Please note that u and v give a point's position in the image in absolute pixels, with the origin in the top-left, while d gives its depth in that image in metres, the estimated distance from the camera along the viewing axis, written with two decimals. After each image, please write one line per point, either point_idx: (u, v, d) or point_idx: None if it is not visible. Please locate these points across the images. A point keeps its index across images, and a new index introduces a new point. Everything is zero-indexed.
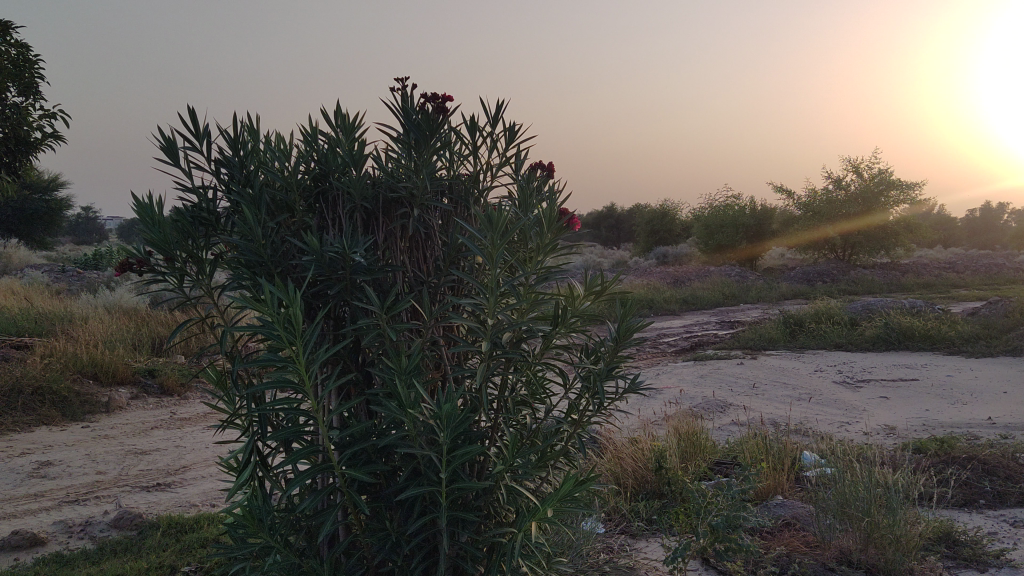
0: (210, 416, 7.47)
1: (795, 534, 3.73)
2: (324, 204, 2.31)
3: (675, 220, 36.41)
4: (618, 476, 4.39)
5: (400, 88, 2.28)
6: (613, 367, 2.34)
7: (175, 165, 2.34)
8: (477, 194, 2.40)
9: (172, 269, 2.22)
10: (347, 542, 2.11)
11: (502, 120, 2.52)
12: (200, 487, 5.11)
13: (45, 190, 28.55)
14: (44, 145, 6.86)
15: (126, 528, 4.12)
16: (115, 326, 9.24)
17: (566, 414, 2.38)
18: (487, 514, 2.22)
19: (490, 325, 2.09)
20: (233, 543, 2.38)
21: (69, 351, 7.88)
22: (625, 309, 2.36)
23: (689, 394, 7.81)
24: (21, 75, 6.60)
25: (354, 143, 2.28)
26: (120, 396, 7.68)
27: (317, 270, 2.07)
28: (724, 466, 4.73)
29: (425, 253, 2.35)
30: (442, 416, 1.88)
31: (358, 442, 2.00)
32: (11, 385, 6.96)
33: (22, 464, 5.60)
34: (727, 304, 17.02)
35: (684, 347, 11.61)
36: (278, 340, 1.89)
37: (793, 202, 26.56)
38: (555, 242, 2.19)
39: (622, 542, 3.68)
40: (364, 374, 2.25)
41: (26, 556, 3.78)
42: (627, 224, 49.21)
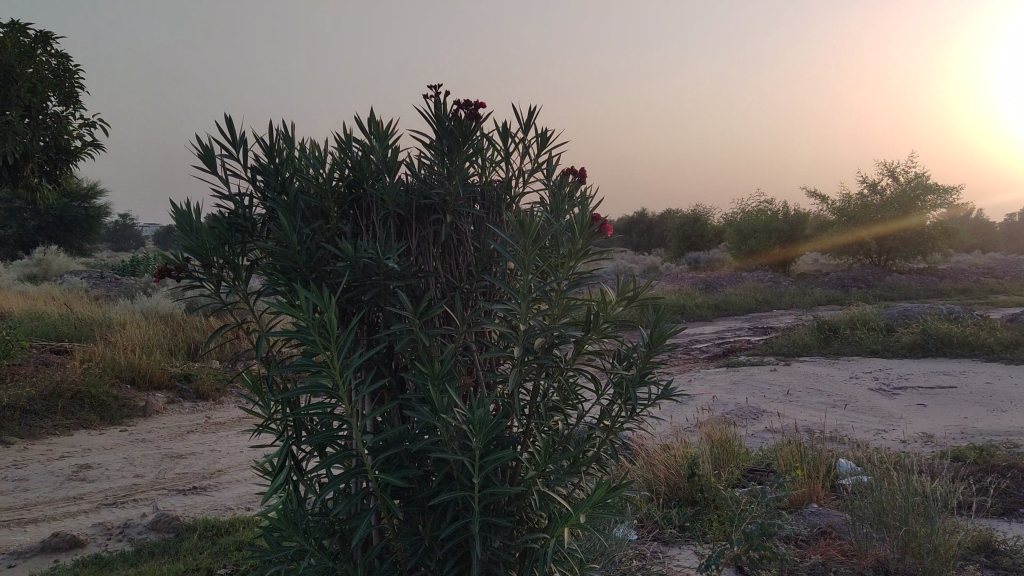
0: (244, 420, 7.54)
1: (831, 544, 3.68)
2: (358, 211, 2.33)
3: (707, 225, 36.16)
4: (651, 484, 4.36)
5: (434, 95, 2.30)
6: (646, 373, 2.33)
7: (213, 173, 2.38)
8: (509, 200, 2.41)
9: (209, 275, 2.25)
10: (381, 546, 2.13)
11: (534, 126, 2.53)
12: (236, 491, 5.16)
13: (84, 199, 29.12)
14: (84, 153, 6.98)
15: (163, 530, 4.17)
16: (152, 332, 9.38)
17: (598, 420, 2.37)
18: (519, 520, 2.22)
19: (522, 331, 2.09)
20: (268, 546, 2.40)
21: (107, 356, 8.01)
22: (658, 314, 2.34)
23: (723, 400, 7.75)
24: (62, 85, 6.73)
25: (387, 150, 2.30)
26: (157, 400, 7.78)
27: (351, 276, 2.09)
28: (758, 473, 4.68)
29: (458, 259, 2.37)
30: (475, 421, 1.89)
31: (391, 447, 2.01)
32: (51, 389, 7.09)
33: (62, 467, 5.70)
34: (759, 310, 16.86)
35: (717, 353, 11.53)
36: (313, 345, 1.91)
37: (827, 207, 26.26)
38: (587, 247, 2.18)
39: (656, 550, 3.66)
40: (397, 380, 2.26)
41: (65, 558, 3.84)
42: (658, 230, 49.05)
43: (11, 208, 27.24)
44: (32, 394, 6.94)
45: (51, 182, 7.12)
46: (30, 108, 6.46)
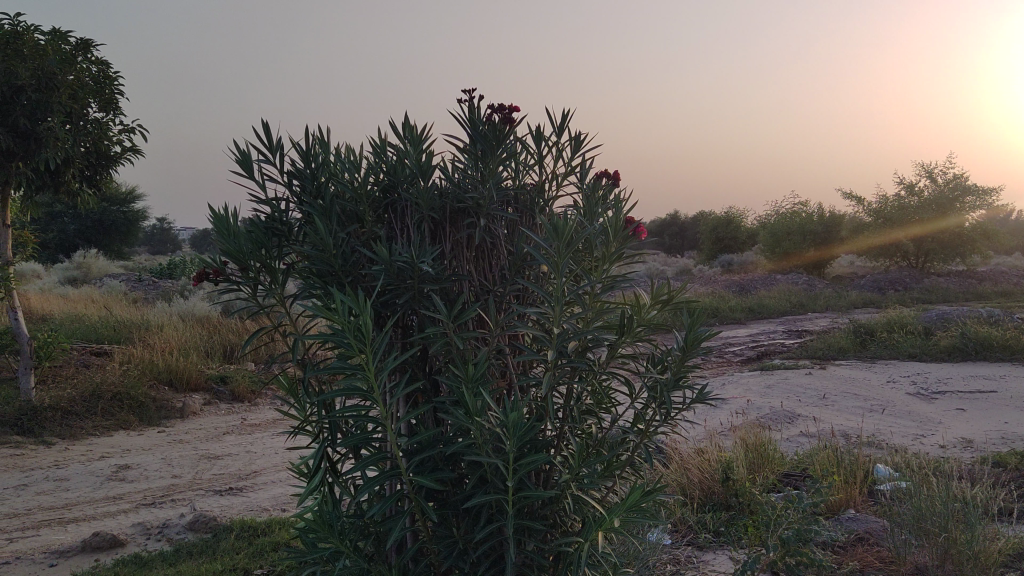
0: (280, 422, 7.62)
1: (869, 550, 3.64)
2: (392, 215, 2.35)
3: (741, 227, 35.89)
4: (685, 488, 4.33)
5: (468, 99, 2.32)
6: (681, 376, 2.31)
7: (250, 177, 2.41)
8: (543, 203, 2.42)
9: (246, 279, 2.27)
10: (415, 548, 2.13)
11: (568, 129, 2.53)
12: (271, 492, 5.21)
13: (123, 203, 29.65)
14: (123, 159, 7.10)
15: (201, 531, 4.22)
16: (189, 334, 9.51)
17: (632, 423, 2.36)
18: (553, 523, 2.22)
19: (556, 333, 2.09)
20: (304, 547, 2.42)
21: (146, 359, 8.13)
22: (692, 318, 2.32)
23: (758, 404, 7.68)
24: (102, 92, 6.86)
25: (421, 154, 2.31)
26: (193, 402, 7.87)
27: (386, 279, 2.11)
28: (794, 478, 4.63)
29: (491, 262, 2.37)
30: (509, 424, 1.89)
31: (425, 449, 2.02)
32: (91, 391, 7.21)
33: (102, 467, 5.79)
34: (795, 312, 16.69)
35: (751, 356, 11.45)
36: (348, 348, 1.92)
37: (863, 208, 25.92)
38: (620, 251, 2.17)
39: (690, 554, 3.64)
40: (431, 383, 2.27)
41: (106, 557, 3.91)
42: (691, 232, 48.77)
43: (53, 212, 27.81)
44: (72, 395, 7.06)
45: (91, 187, 7.25)
46: (71, 114, 6.58)
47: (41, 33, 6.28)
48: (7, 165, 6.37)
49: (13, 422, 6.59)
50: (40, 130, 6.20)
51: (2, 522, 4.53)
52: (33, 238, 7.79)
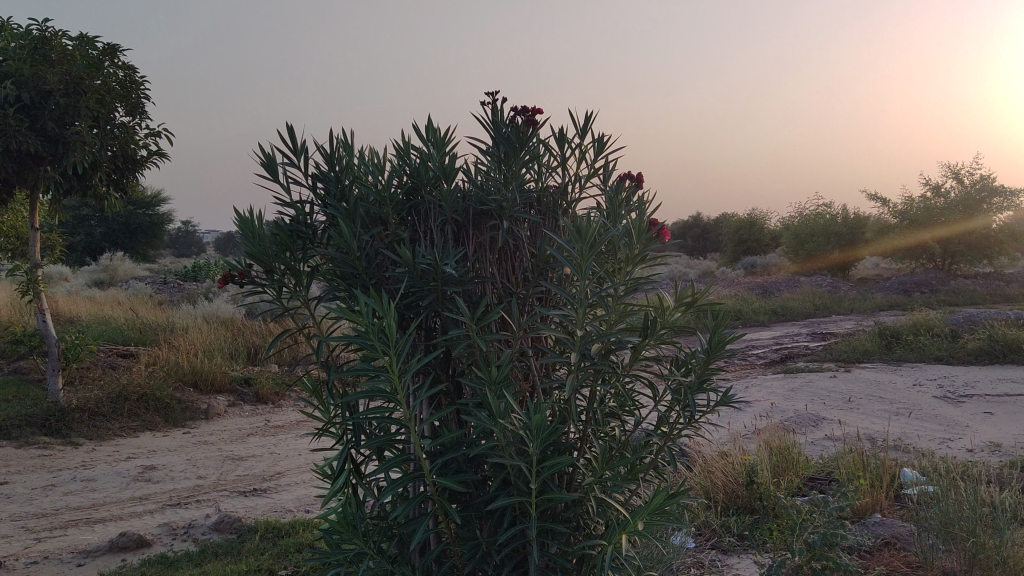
0: (303, 424, 7.66)
1: (895, 554, 3.60)
2: (416, 217, 2.36)
3: (764, 229, 35.67)
4: (709, 492, 4.31)
5: (491, 102, 2.32)
6: (705, 379, 2.30)
7: (275, 181, 2.43)
8: (565, 205, 2.41)
9: (271, 281, 2.28)
10: (439, 550, 2.14)
11: (591, 131, 2.53)
12: (295, 493, 5.24)
13: (148, 206, 29.98)
14: (149, 162, 7.17)
15: (226, 531, 4.25)
16: (213, 336, 9.59)
17: (656, 426, 2.36)
18: (576, 526, 2.22)
19: (579, 336, 2.09)
20: (328, 549, 2.43)
21: (171, 360, 8.21)
22: (716, 320, 2.31)
23: (782, 407, 7.63)
24: (128, 96, 6.94)
25: (445, 157, 2.32)
26: (218, 404, 7.93)
27: (409, 282, 2.11)
28: (819, 482, 4.59)
29: (513, 264, 2.37)
30: (533, 426, 1.89)
31: (449, 450, 2.03)
32: (118, 392, 7.28)
33: (129, 468, 5.85)
34: (819, 315, 16.55)
35: (775, 359, 11.37)
36: (372, 350, 1.93)
37: (888, 209, 25.66)
38: (644, 253, 2.17)
39: (714, 558, 3.62)
40: (454, 385, 2.28)
41: (133, 557, 3.95)
42: (714, 234, 48.54)
43: (80, 216, 28.15)
44: (100, 396, 7.13)
45: (118, 190, 7.33)
46: (98, 119, 6.65)
47: (69, 39, 6.35)
48: (36, 168, 6.45)
49: (41, 422, 6.67)
50: (68, 135, 6.27)
51: (31, 521, 4.59)
52: (61, 241, 7.89)
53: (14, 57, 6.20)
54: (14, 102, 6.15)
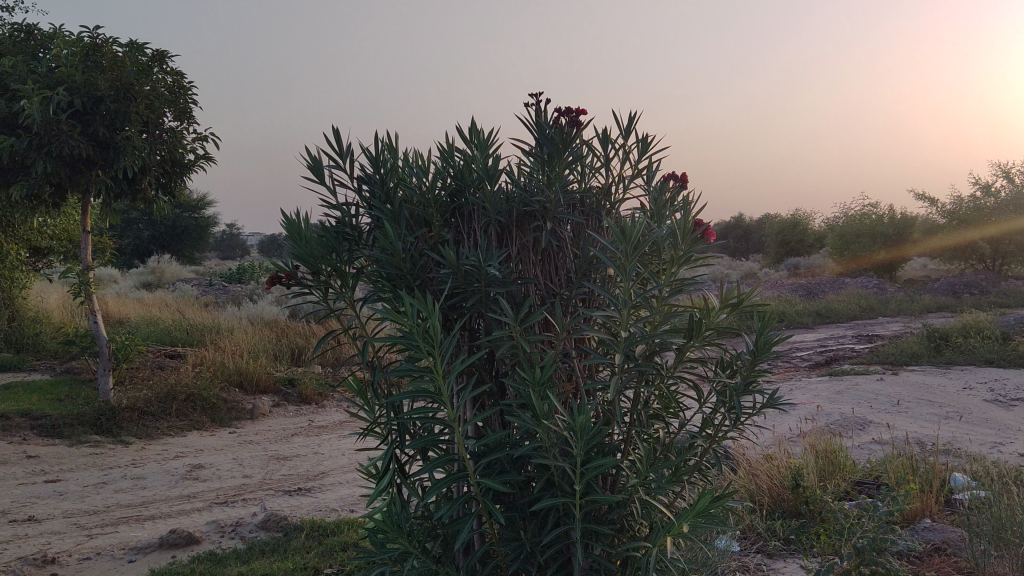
0: (347, 424, 7.74)
1: (946, 560, 3.53)
2: (459, 219, 2.37)
3: (807, 230, 35.20)
4: (754, 494, 4.26)
5: (534, 103, 2.34)
6: (750, 381, 2.28)
7: (321, 183, 2.47)
8: (609, 206, 2.41)
9: (317, 282, 2.31)
10: (483, 550, 2.14)
11: (635, 132, 2.53)
12: (339, 493, 5.28)
13: (194, 209, 30.54)
14: (196, 166, 7.29)
15: (273, 529, 4.31)
16: (258, 337, 9.72)
17: (700, 428, 2.34)
18: (620, 528, 2.21)
19: (622, 337, 2.08)
20: (373, 548, 2.45)
21: (218, 361, 8.34)
22: (762, 321, 2.29)
23: (828, 410, 7.52)
24: (177, 102, 7.06)
25: (488, 158, 2.33)
26: (263, 404, 8.03)
27: (453, 282, 2.12)
28: (867, 486, 4.51)
29: (557, 266, 2.37)
30: (577, 427, 1.89)
31: (494, 451, 2.04)
32: (166, 392, 7.40)
33: (177, 466, 5.96)
34: (864, 316, 16.29)
35: (820, 361, 11.21)
36: (417, 350, 1.95)
37: (936, 209, 25.15)
38: (689, 253, 2.16)
39: (760, 562, 3.57)
40: (498, 385, 2.29)
41: (182, 554, 4.01)
42: (756, 235, 48.04)
43: (129, 219, 28.72)
44: (148, 396, 7.26)
45: (166, 194, 7.46)
46: (147, 124, 6.78)
47: (119, 45, 6.48)
48: (88, 173, 6.60)
49: (93, 421, 6.82)
50: (118, 140, 6.41)
51: (83, 517, 4.69)
52: (112, 243, 8.06)
53: (66, 64, 6.36)
54: (66, 108, 6.30)
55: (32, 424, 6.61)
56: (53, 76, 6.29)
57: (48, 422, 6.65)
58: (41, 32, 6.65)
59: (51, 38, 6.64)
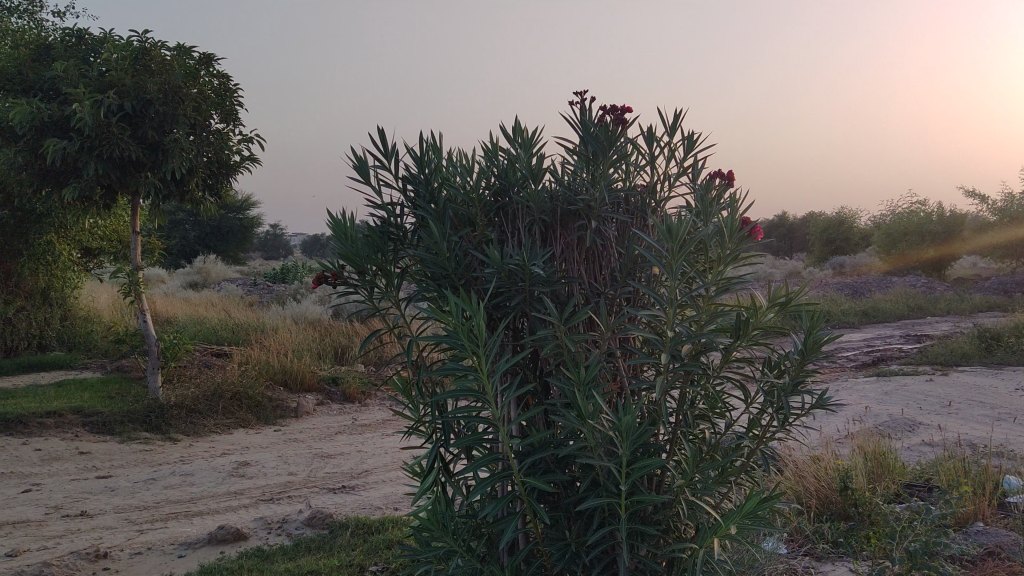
0: (389, 423, 7.77)
1: (1000, 564, 3.43)
2: (503, 218, 2.36)
3: (853, 228, 34.66)
4: (802, 496, 4.19)
5: (579, 101, 2.34)
6: (799, 381, 2.24)
7: (366, 183, 2.49)
8: (654, 204, 2.39)
9: (364, 282, 2.32)
10: (528, 550, 2.14)
11: (681, 129, 2.52)
12: (382, 491, 5.32)
13: (239, 210, 30.99)
14: (242, 167, 7.39)
15: (319, 527, 4.35)
16: (302, 336, 9.82)
17: (747, 429, 2.31)
18: (666, 528, 2.19)
19: (669, 336, 2.06)
20: (417, 546, 2.45)
21: (263, 360, 8.45)
22: (812, 321, 2.25)
23: (876, 411, 7.40)
24: (223, 103, 7.15)
25: (532, 158, 2.33)
26: (307, 402, 8.12)
27: (498, 282, 2.12)
28: (918, 489, 4.41)
29: (602, 264, 2.36)
30: (622, 428, 1.88)
31: (539, 450, 2.04)
32: (213, 390, 7.50)
33: (224, 464, 6.05)
34: (913, 316, 15.96)
35: (867, 361, 11.02)
36: (461, 349, 1.95)
37: (987, 206, 24.59)
38: (736, 252, 2.13)
39: (807, 565, 3.51)
40: (542, 385, 2.29)
41: (230, 550, 4.06)
42: (800, 233, 47.45)
43: (175, 220, 29.21)
44: (196, 394, 7.37)
45: (213, 195, 7.57)
46: (194, 126, 6.89)
47: (167, 49, 6.58)
48: (137, 175, 6.72)
49: (142, 418, 6.95)
50: (167, 142, 6.53)
51: (134, 513, 4.78)
52: (160, 244, 8.20)
53: (116, 68, 6.48)
54: (117, 110, 6.43)
55: (84, 421, 6.76)
56: (103, 80, 6.43)
57: (99, 419, 6.79)
58: (91, 37, 6.79)
59: (101, 42, 6.77)
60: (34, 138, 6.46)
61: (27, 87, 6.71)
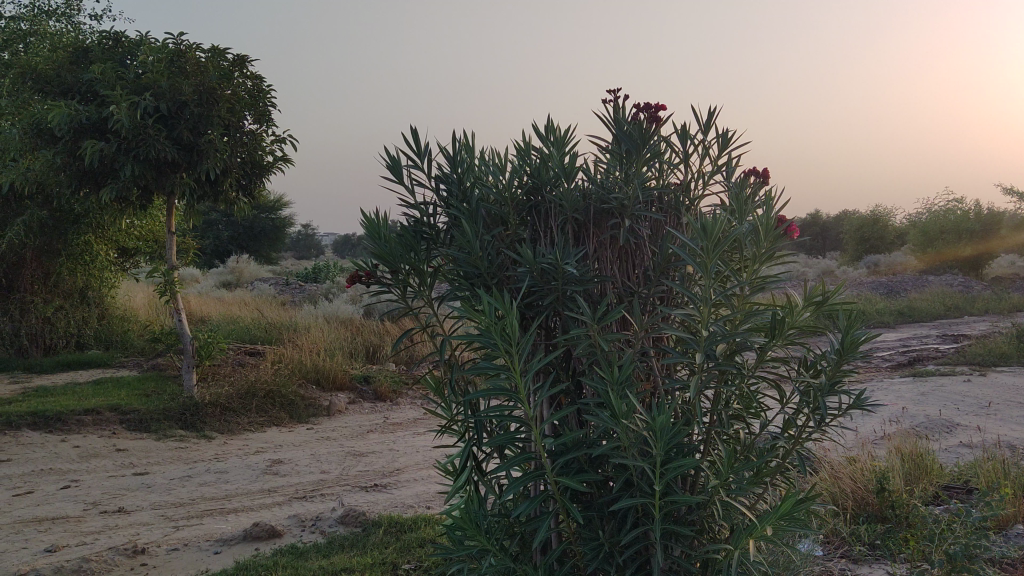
0: (420, 422, 7.80)
1: None
2: (536, 217, 2.36)
3: (888, 227, 34.22)
4: (837, 497, 4.15)
5: (612, 98, 2.33)
6: (836, 381, 2.22)
7: (399, 183, 2.50)
8: (689, 203, 2.38)
9: (397, 281, 2.33)
10: (562, 549, 2.13)
11: (716, 127, 2.50)
12: (414, 490, 5.34)
13: (272, 210, 31.29)
14: (275, 167, 7.45)
15: (352, 524, 4.37)
16: (334, 335, 9.88)
17: (783, 429, 2.28)
18: (700, 529, 2.18)
19: (704, 336, 2.04)
20: (450, 544, 2.46)
21: (296, 359, 8.52)
22: (849, 320, 2.22)
23: (912, 412, 7.29)
24: (257, 104, 7.21)
25: (565, 157, 2.32)
26: (339, 400, 8.18)
27: (531, 281, 2.12)
28: (956, 492, 4.35)
29: (635, 262, 2.35)
30: (657, 428, 1.87)
31: (572, 450, 2.03)
32: (247, 388, 7.58)
33: (258, 461, 6.10)
34: (949, 316, 15.70)
35: (903, 361, 10.88)
36: (494, 348, 1.95)
37: None
38: (772, 251, 2.11)
39: (844, 567, 3.47)
40: (575, 384, 2.28)
41: (265, 546, 4.10)
42: (833, 232, 46.98)
43: (209, 220, 29.53)
44: (230, 392, 7.46)
45: (246, 195, 7.64)
46: (229, 126, 6.96)
47: (202, 51, 6.65)
48: (173, 176, 6.81)
49: (178, 416, 7.04)
50: (202, 143, 6.61)
51: (170, 510, 4.84)
52: (195, 244, 8.29)
53: (152, 70, 6.55)
54: (153, 112, 6.52)
55: (122, 419, 6.85)
56: (139, 82, 6.50)
57: (136, 417, 6.88)
58: (128, 39, 6.88)
59: (138, 45, 6.86)
60: (72, 141, 6.57)
61: (65, 90, 6.81)
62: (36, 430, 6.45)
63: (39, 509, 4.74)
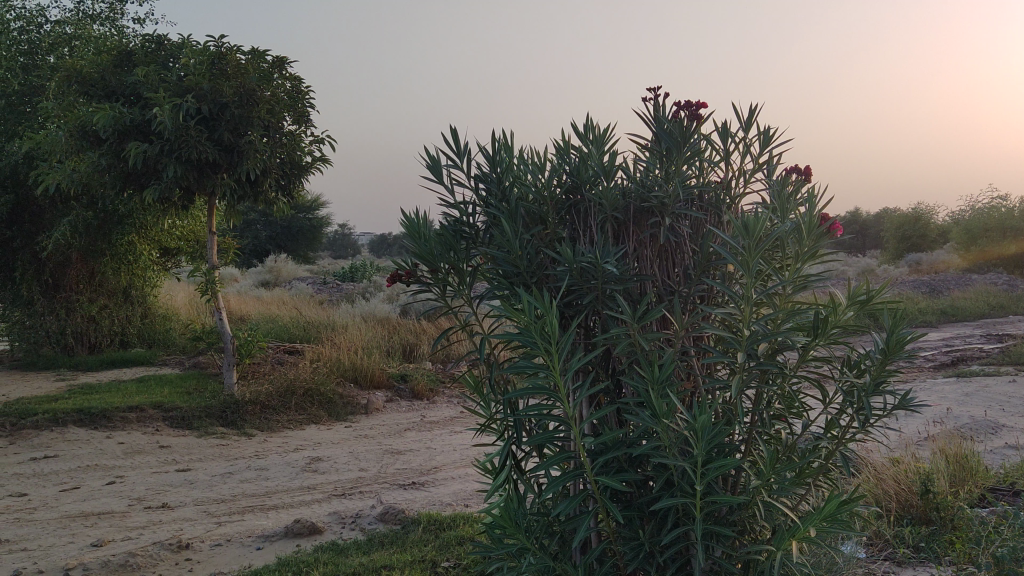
0: (457, 420, 7.82)
1: None
2: (575, 215, 2.36)
3: (930, 224, 33.66)
4: (881, 499, 4.09)
5: (652, 96, 2.33)
6: (880, 381, 2.18)
7: (438, 182, 2.52)
8: (729, 201, 2.36)
9: (437, 280, 2.35)
10: (601, 548, 2.13)
11: (757, 123, 2.48)
12: (452, 488, 5.36)
13: (309, 210, 31.57)
14: (314, 168, 7.51)
15: (391, 522, 4.40)
16: (371, 334, 9.94)
17: (825, 430, 2.26)
18: (742, 529, 2.16)
19: (745, 335, 2.03)
20: (490, 542, 2.46)
21: (334, 358, 8.59)
22: (894, 319, 2.19)
23: (957, 413, 7.16)
24: (296, 105, 7.28)
25: (604, 155, 2.32)
26: (377, 399, 8.23)
27: (570, 280, 2.12)
28: (1003, 493, 4.27)
29: (676, 261, 2.34)
30: (697, 427, 1.86)
31: (611, 449, 2.03)
32: (286, 387, 7.66)
33: (297, 459, 6.16)
34: (994, 316, 15.37)
35: (946, 361, 10.70)
36: (534, 347, 1.95)
37: None
38: (815, 249, 2.08)
39: (888, 569, 3.43)
40: (615, 383, 2.28)
41: (306, 543, 4.14)
42: (873, 230, 46.32)
43: (247, 220, 29.86)
44: (269, 390, 7.54)
45: (285, 195, 7.72)
46: (269, 128, 7.03)
47: (242, 53, 6.72)
48: (214, 177, 6.92)
49: (219, 414, 7.13)
50: (242, 144, 6.70)
51: (213, 506, 4.91)
52: (234, 243, 8.39)
53: (194, 72, 6.62)
54: (194, 114, 6.61)
55: (164, 416, 6.96)
56: (182, 84, 6.59)
57: (178, 414, 6.99)
58: (171, 42, 6.98)
59: (180, 48, 6.95)
60: (116, 142, 6.68)
61: (109, 93, 6.92)
62: (82, 426, 6.58)
63: (85, 505, 4.83)
